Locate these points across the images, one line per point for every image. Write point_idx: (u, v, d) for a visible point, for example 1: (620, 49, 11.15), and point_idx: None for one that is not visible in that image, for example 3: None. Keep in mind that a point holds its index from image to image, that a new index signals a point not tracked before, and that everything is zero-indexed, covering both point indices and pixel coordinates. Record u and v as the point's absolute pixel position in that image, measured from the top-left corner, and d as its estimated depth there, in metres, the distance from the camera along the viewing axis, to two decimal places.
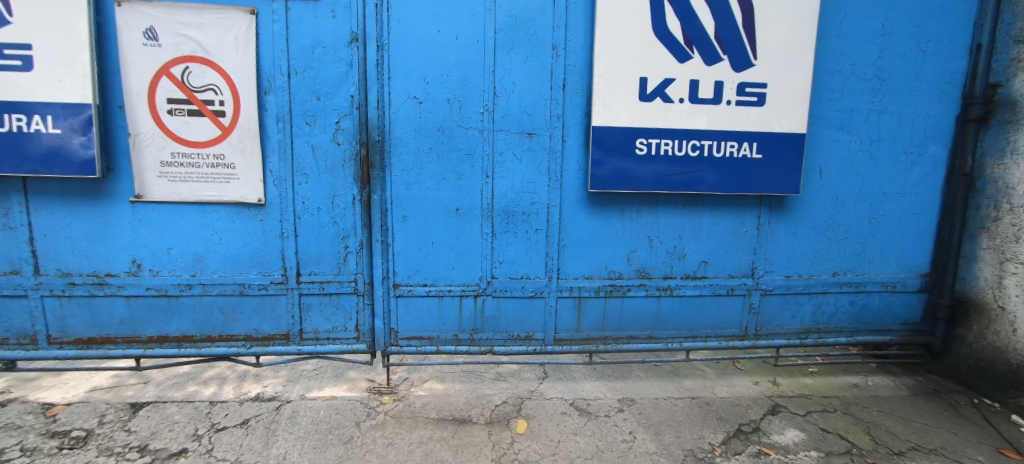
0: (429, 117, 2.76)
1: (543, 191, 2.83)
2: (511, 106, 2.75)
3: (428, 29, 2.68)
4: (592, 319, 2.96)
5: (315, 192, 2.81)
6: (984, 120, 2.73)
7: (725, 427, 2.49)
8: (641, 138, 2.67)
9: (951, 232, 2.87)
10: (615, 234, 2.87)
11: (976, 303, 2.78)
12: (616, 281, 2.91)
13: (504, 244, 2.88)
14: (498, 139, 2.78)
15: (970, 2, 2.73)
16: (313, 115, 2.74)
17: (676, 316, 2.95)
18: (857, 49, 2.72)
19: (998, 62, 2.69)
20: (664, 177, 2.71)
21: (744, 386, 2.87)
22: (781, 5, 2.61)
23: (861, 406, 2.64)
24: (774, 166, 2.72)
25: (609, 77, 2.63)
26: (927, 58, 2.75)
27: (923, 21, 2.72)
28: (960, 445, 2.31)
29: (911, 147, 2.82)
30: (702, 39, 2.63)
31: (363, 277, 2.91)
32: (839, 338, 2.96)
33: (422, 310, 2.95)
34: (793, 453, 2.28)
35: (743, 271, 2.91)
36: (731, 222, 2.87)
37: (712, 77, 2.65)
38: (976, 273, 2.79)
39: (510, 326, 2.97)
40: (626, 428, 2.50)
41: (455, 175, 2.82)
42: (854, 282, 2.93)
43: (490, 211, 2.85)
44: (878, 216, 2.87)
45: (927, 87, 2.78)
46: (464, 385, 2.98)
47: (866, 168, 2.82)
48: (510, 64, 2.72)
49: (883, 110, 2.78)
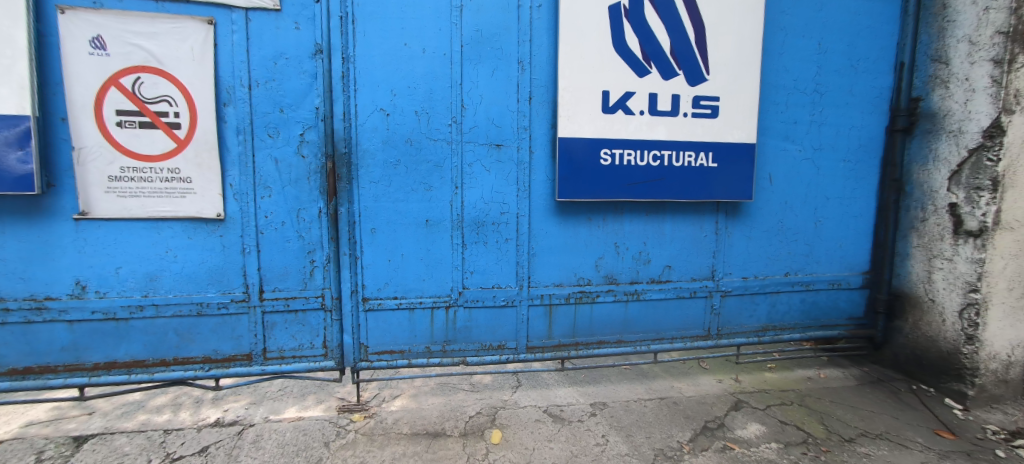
0: (397, 129, 2.76)
1: (512, 201, 2.88)
2: (479, 118, 2.80)
3: (395, 42, 2.70)
4: (563, 326, 3.01)
5: (279, 206, 2.74)
6: (909, 130, 3.01)
7: (692, 424, 2.58)
8: (605, 149, 2.77)
9: (886, 233, 3.13)
10: (583, 241, 2.95)
11: (910, 297, 3.02)
12: (585, 287, 2.99)
13: (475, 254, 2.90)
14: (467, 151, 2.82)
15: (893, 24, 3.01)
16: (276, 127, 2.68)
17: (643, 320, 3.05)
18: (798, 66, 2.95)
19: (919, 79, 2.97)
20: (627, 186, 2.82)
21: (708, 385, 3.00)
22: (729, 24, 2.80)
23: (815, 398, 2.81)
24: (728, 175, 2.89)
25: (573, 90, 2.72)
26: (859, 74, 3.01)
27: (853, 41, 2.98)
28: (902, 429, 2.50)
29: (848, 155, 3.07)
30: (659, 55, 2.77)
31: (331, 292, 2.85)
32: (793, 334, 3.15)
33: (393, 323, 2.92)
34: (755, 446, 2.39)
35: (703, 274, 3.05)
36: (691, 228, 3.01)
37: (670, 90, 2.79)
38: (909, 269, 3.03)
39: (482, 336, 2.98)
40: (598, 431, 2.55)
41: (424, 186, 2.82)
42: (804, 281, 3.13)
43: (460, 222, 2.87)
44: (822, 219, 3.09)
45: (860, 100, 3.04)
46: (437, 398, 2.95)
47: (810, 175, 3.04)
48: (477, 78, 2.78)
49: (823, 121, 3.01)
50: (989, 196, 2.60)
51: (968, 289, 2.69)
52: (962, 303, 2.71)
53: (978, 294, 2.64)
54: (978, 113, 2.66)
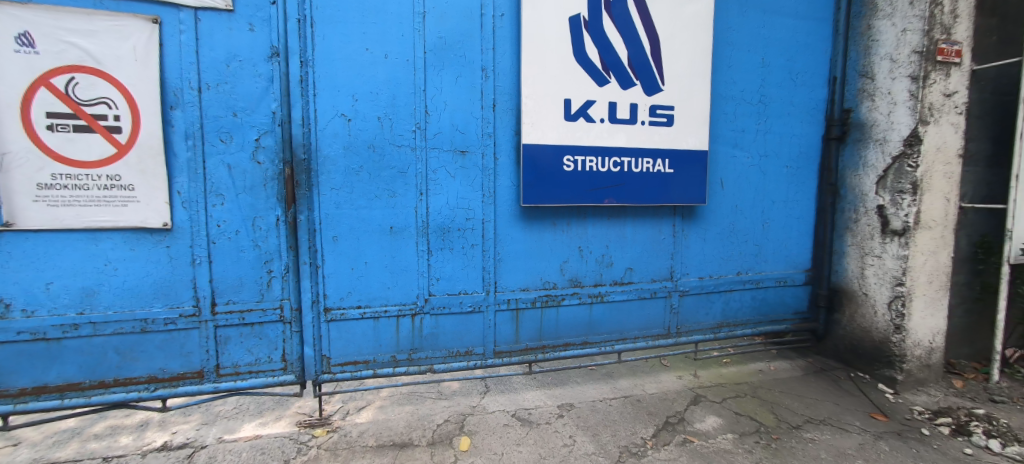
0: (359, 134, 2.71)
1: (477, 207, 2.89)
2: (443, 125, 2.81)
3: (356, 47, 2.66)
4: (530, 329, 3.05)
5: (233, 214, 2.63)
6: (842, 139, 3.28)
7: (654, 420, 2.68)
8: (567, 156, 2.85)
9: (824, 232, 3.38)
10: (547, 246, 3.00)
11: (846, 292, 3.27)
12: (550, 291, 3.04)
13: (440, 260, 2.89)
14: (431, 157, 2.81)
15: (826, 41, 3.28)
16: (229, 131, 2.57)
17: (607, 321, 3.14)
18: (744, 78, 3.15)
19: (849, 92, 3.23)
20: (590, 191, 2.90)
21: (669, 381, 3.12)
22: (681, 37, 2.96)
23: (766, 389, 2.99)
24: (682, 180, 3.03)
25: (536, 97, 2.78)
26: (797, 87, 3.26)
27: (792, 56, 3.22)
28: (841, 414, 2.71)
29: (790, 162, 3.30)
30: (617, 65, 2.88)
31: (290, 303, 2.75)
32: (745, 330, 3.34)
33: (357, 333, 2.85)
34: (712, 438, 2.52)
35: (662, 275, 3.19)
36: (650, 231, 3.13)
37: (628, 99, 2.90)
38: (845, 266, 3.29)
39: (449, 343, 2.97)
40: (566, 432, 2.60)
41: (388, 193, 2.79)
42: (754, 279, 3.33)
43: (425, 228, 2.86)
44: (769, 221, 3.31)
45: (799, 111, 3.28)
46: (404, 408, 2.90)
47: (757, 180, 3.25)
48: (440, 84, 2.78)
49: (767, 130, 3.23)
50: (910, 198, 2.85)
51: (895, 283, 2.95)
52: (890, 296, 2.97)
53: (903, 287, 2.90)
54: (899, 123, 2.91)
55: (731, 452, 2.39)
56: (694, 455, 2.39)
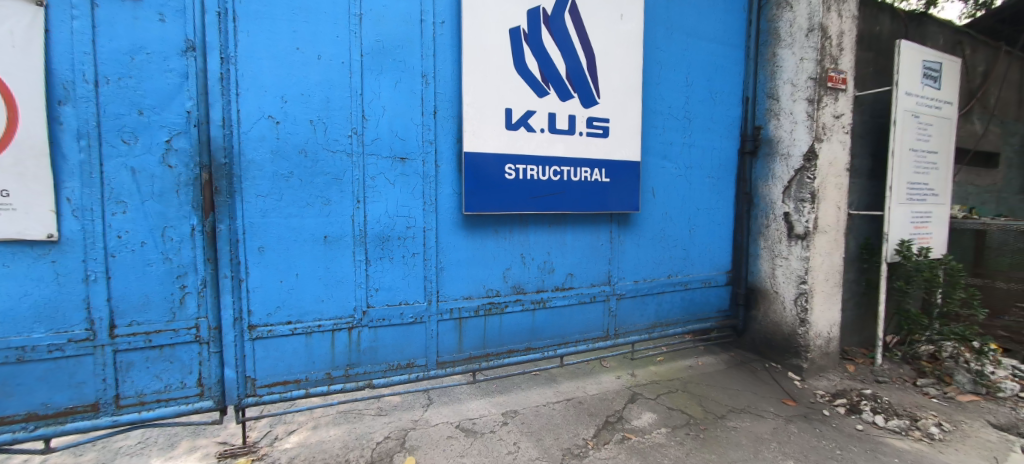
0: (289, 138, 2.55)
1: (418, 215, 2.84)
2: (382, 130, 2.72)
3: (285, 46, 2.51)
4: (473, 338, 3.03)
5: (138, 224, 2.35)
6: (754, 153, 3.64)
7: (595, 421, 2.77)
8: (510, 164, 2.88)
9: (741, 237, 3.72)
10: (489, 253, 3.01)
11: (760, 290, 3.62)
12: (493, 298, 3.05)
13: (379, 271, 2.79)
14: (369, 164, 2.72)
15: (738, 65, 3.64)
16: (133, 131, 2.30)
17: (548, 327, 3.20)
18: (670, 96, 3.40)
19: (759, 111, 3.60)
20: (531, 199, 2.96)
21: (608, 382, 3.23)
22: (614, 54, 3.13)
23: (694, 383, 3.21)
24: (617, 189, 3.19)
25: (477, 106, 2.80)
26: (716, 105, 3.58)
27: (711, 76, 3.54)
28: (759, 402, 2.98)
29: (711, 172, 3.60)
30: (556, 78, 2.99)
31: (208, 321, 2.50)
32: (676, 329, 3.57)
33: (287, 351, 2.66)
34: (647, 433, 2.65)
35: (601, 280, 3.32)
36: (589, 237, 3.26)
37: (566, 111, 3.01)
38: (758, 267, 3.63)
39: (389, 356, 2.87)
40: (510, 440, 2.60)
41: (321, 200, 2.64)
42: (682, 281, 3.58)
43: (362, 237, 2.74)
44: (695, 227, 3.58)
45: (718, 127, 3.60)
46: (341, 427, 2.73)
47: (683, 189, 3.50)
48: (378, 88, 2.70)
49: (691, 143, 3.50)
50: (809, 206, 3.23)
51: (800, 282, 3.31)
52: (796, 292, 3.33)
53: (806, 285, 3.27)
54: (799, 140, 3.29)
55: (664, 446, 2.54)
56: (632, 451, 2.50)
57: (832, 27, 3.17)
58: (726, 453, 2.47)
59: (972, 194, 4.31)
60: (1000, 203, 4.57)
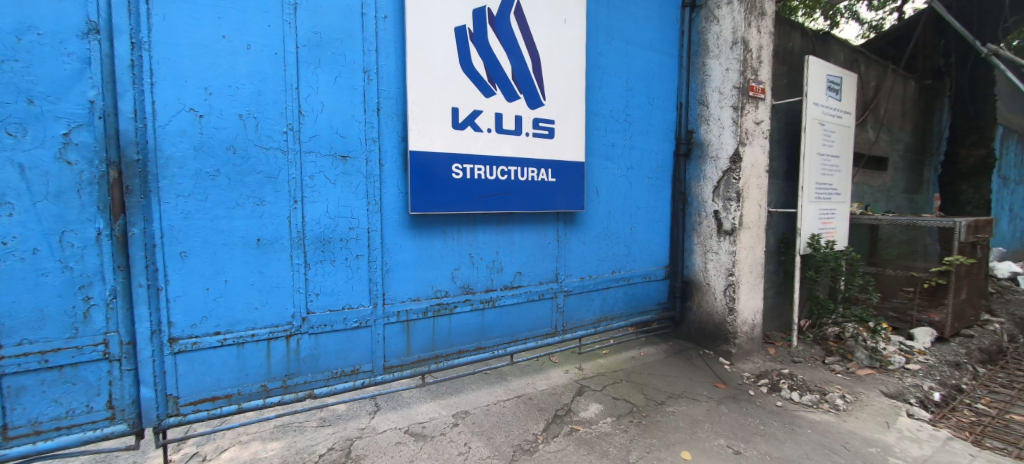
0: (214, 133, 2.35)
1: (361, 216, 2.73)
2: (320, 126, 2.59)
3: (209, 33, 2.31)
4: (421, 340, 2.97)
5: (29, 228, 2.05)
6: (688, 155, 3.89)
7: (545, 415, 2.83)
8: (457, 164, 2.86)
9: (678, 233, 3.96)
10: (437, 254, 2.97)
11: (694, 283, 3.88)
12: (442, 299, 3.01)
13: (320, 274, 2.66)
14: (307, 162, 2.57)
15: (673, 72, 3.87)
16: (21, 123, 2.01)
17: (497, 325, 3.22)
18: (611, 99, 3.55)
19: (691, 116, 3.86)
20: (478, 198, 2.95)
21: (557, 376, 3.31)
22: (557, 57, 3.21)
23: (637, 373, 3.38)
24: (562, 188, 3.27)
25: (422, 104, 2.75)
26: (653, 109, 3.78)
27: (648, 82, 3.73)
28: (694, 387, 3.20)
29: (650, 173, 3.81)
30: (501, 78, 3.00)
31: (119, 336, 2.24)
32: (619, 322, 3.75)
33: (215, 364, 2.45)
34: (594, 424, 2.76)
35: (548, 277, 3.39)
36: (537, 236, 3.31)
37: (512, 111, 3.04)
38: (692, 261, 3.89)
39: (332, 363, 2.75)
40: (461, 440, 2.58)
41: (253, 201, 2.46)
42: (625, 276, 3.76)
43: (301, 239, 2.59)
44: (635, 225, 3.77)
45: (655, 130, 3.81)
46: (279, 442, 2.56)
47: (625, 188, 3.67)
48: (316, 83, 2.57)
49: (631, 145, 3.68)
50: (735, 204, 3.51)
51: (728, 274, 3.59)
52: (725, 284, 3.61)
53: (733, 277, 3.55)
54: (726, 144, 3.56)
55: (610, 434, 2.65)
56: (580, 442, 2.59)
57: (752, 41, 3.47)
58: (665, 436, 2.63)
59: (867, 193, 4.91)
60: (888, 201, 5.25)
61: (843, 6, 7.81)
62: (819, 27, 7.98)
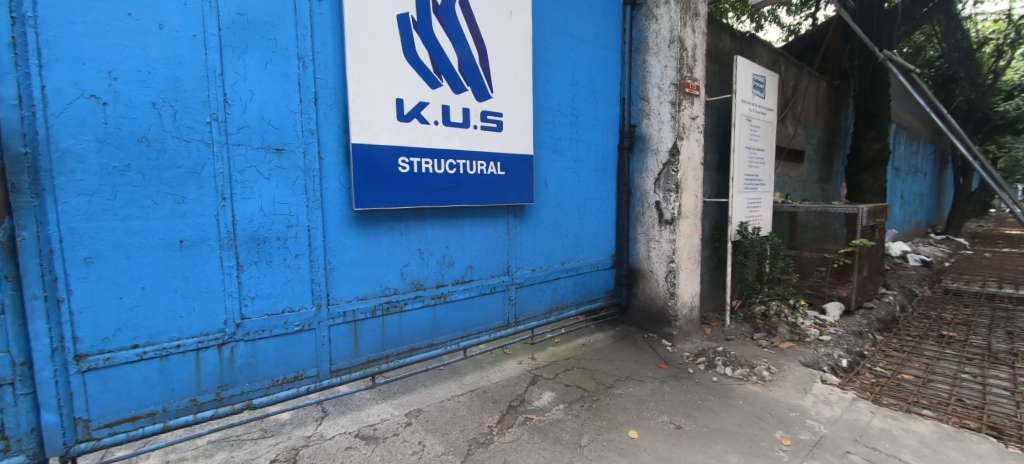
0: (122, 123, 2.09)
1: (300, 213, 2.57)
2: (250, 117, 2.39)
3: (112, 9, 2.04)
4: (370, 341, 2.88)
5: None
6: (631, 148, 4.04)
7: (499, 407, 2.85)
8: (403, 157, 2.77)
9: (622, 223, 4.12)
10: (385, 251, 2.87)
11: (638, 270, 4.07)
12: (391, 297, 2.92)
13: (254, 276, 2.47)
14: (235, 155, 2.36)
15: (616, 68, 3.99)
16: None
17: (448, 321, 3.19)
18: (558, 93, 3.59)
19: (633, 111, 4.01)
20: (427, 193, 2.88)
21: (511, 368, 3.34)
22: (503, 48, 3.18)
23: (587, 359, 3.50)
24: (511, 181, 3.28)
25: (364, 94, 2.63)
26: (598, 104, 3.88)
27: (593, 77, 3.82)
28: (639, 369, 3.37)
29: (596, 166, 3.92)
30: (447, 69, 2.93)
31: (10, 357, 1.94)
32: (570, 311, 3.86)
33: (134, 380, 2.21)
34: (547, 411, 2.83)
35: (500, 270, 3.41)
36: (487, 229, 3.30)
37: (459, 103, 2.99)
38: (636, 250, 4.08)
39: (271, 370, 2.58)
40: (415, 439, 2.53)
41: (173, 198, 2.23)
42: (574, 267, 3.87)
43: (231, 240, 2.39)
44: (583, 216, 3.87)
45: (600, 124, 3.91)
46: (212, 459, 2.35)
47: (572, 181, 3.75)
48: (243, 69, 2.35)
49: (577, 138, 3.76)
50: (674, 195, 3.71)
51: (668, 261, 3.80)
52: (666, 270, 3.81)
53: (673, 263, 3.77)
54: (665, 138, 3.74)
55: (562, 420, 2.73)
56: (534, 430, 2.64)
57: (687, 40, 3.66)
58: (614, 418, 2.76)
59: (787, 183, 5.40)
60: (804, 190, 5.80)
61: (766, 11, 8.49)
62: (746, 30, 8.61)
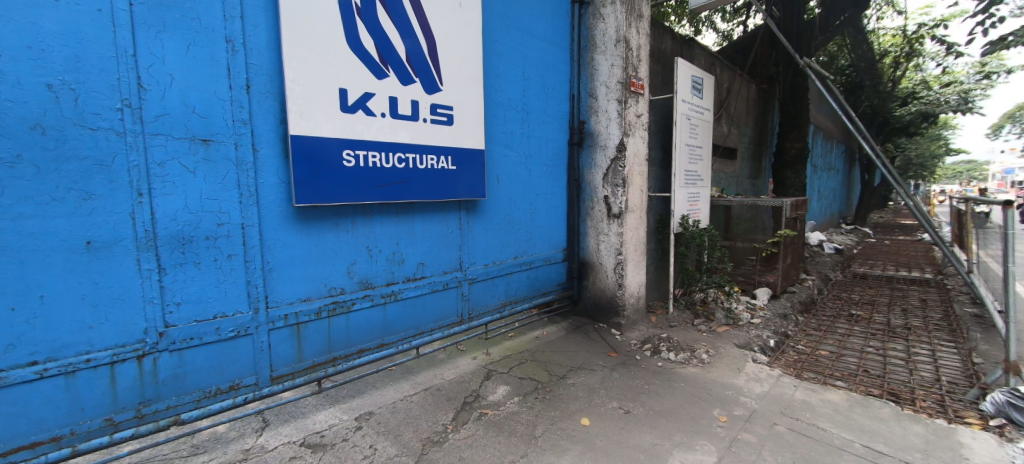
0: (12, 108, 1.82)
1: (231, 209, 2.36)
2: (170, 103, 2.15)
3: None
4: (315, 344, 2.73)
5: None
6: (580, 144, 4.13)
7: (453, 404, 2.82)
8: (347, 150, 2.63)
9: (572, 217, 4.21)
10: (330, 249, 2.72)
11: (589, 263, 4.18)
12: (338, 297, 2.78)
13: (180, 280, 2.24)
14: (154, 146, 2.12)
15: (567, 66, 4.06)
16: None
17: (399, 320, 3.10)
18: (508, 88, 3.59)
19: (582, 108, 4.10)
20: (374, 188, 2.76)
21: (465, 364, 3.30)
22: (452, 40, 3.11)
23: (541, 352, 3.55)
24: (461, 176, 3.22)
25: (303, 83, 2.46)
26: (549, 100, 3.92)
27: (544, 73, 3.85)
28: (591, 358, 3.47)
29: (547, 161, 3.96)
30: (393, 58, 2.81)
31: None
32: (522, 304, 3.91)
33: (33, 401, 1.94)
34: (502, 405, 2.84)
35: (452, 266, 3.36)
36: (438, 225, 3.24)
37: (407, 95, 2.88)
38: (586, 243, 4.19)
39: (202, 382, 2.37)
40: (365, 443, 2.43)
41: (77, 194, 1.97)
42: (526, 261, 3.90)
43: (151, 240, 2.15)
44: (535, 211, 3.91)
45: (551, 119, 3.96)
46: None
47: (523, 176, 3.77)
48: (161, 50, 2.11)
49: (529, 134, 3.78)
50: (621, 190, 3.84)
51: (617, 253, 3.93)
52: (615, 262, 3.94)
53: (621, 255, 3.91)
54: (613, 134, 3.86)
55: (517, 413, 2.76)
56: (489, 425, 2.64)
57: (632, 40, 3.79)
58: (567, 407, 2.83)
59: (722, 179, 5.78)
60: (738, 185, 6.25)
61: (704, 16, 9.01)
62: (685, 33, 9.09)
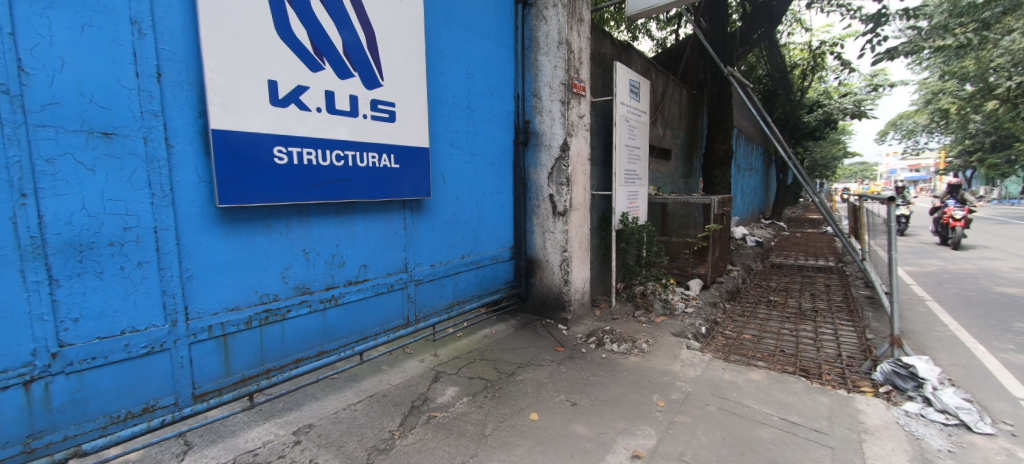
0: None
1: (141, 211, 2.10)
2: (60, 90, 1.87)
3: None
4: (245, 356, 2.52)
5: None
6: (526, 143, 4.16)
7: (401, 409, 2.73)
8: (279, 147, 2.43)
9: (519, 215, 4.23)
10: (260, 253, 2.51)
11: (535, 260, 4.24)
12: (271, 304, 2.58)
13: (78, 293, 1.96)
14: (40, 139, 1.84)
15: (512, 65, 4.07)
16: None
17: (340, 325, 2.94)
18: (452, 85, 3.52)
19: (527, 107, 4.12)
20: (310, 187, 2.59)
21: (412, 367, 3.22)
22: (392, 33, 2.99)
23: (490, 350, 3.54)
24: (403, 174, 3.11)
25: (227, 73, 2.24)
26: (494, 98, 3.91)
27: (488, 72, 3.83)
28: (540, 354, 3.53)
29: (493, 160, 3.95)
30: (328, 50, 2.65)
31: None
32: (471, 304, 3.88)
33: None
34: (451, 407, 2.80)
35: (396, 268, 3.25)
36: (381, 225, 3.11)
37: (344, 89, 2.73)
38: (532, 241, 4.24)
39: (108, 406, 2.09)
40: (305, 458, 2.29)
41: None
42: (473, 260, 3.87)
43: (38, 248, 1.86)
44: (481, 209, 3.88)
45: (496, 118, 3.95)
46: None
47: (468, 174, 3.73)
48: (47, 30, 1.83)
49: (474, 132, 3.74)
50: (565, 188, 3.93)
51: (562, 250, 4.02)
52: (560, 259, 4.03)
53: (566, 252, 4.00)
54: (556, 134, 3.93)
55: (466, 414, 2.73)
56: (437, 428, 2.59)
57: (574, 43, 3.88)
58: (515, 404, 2.85)
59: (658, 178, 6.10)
60: (671, 183, 6.61)
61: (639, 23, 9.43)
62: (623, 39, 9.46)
